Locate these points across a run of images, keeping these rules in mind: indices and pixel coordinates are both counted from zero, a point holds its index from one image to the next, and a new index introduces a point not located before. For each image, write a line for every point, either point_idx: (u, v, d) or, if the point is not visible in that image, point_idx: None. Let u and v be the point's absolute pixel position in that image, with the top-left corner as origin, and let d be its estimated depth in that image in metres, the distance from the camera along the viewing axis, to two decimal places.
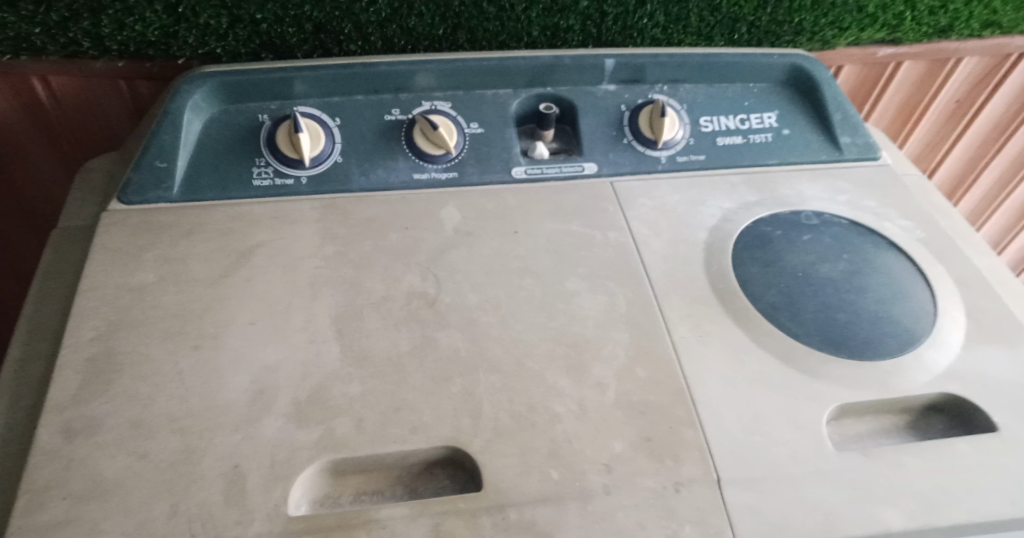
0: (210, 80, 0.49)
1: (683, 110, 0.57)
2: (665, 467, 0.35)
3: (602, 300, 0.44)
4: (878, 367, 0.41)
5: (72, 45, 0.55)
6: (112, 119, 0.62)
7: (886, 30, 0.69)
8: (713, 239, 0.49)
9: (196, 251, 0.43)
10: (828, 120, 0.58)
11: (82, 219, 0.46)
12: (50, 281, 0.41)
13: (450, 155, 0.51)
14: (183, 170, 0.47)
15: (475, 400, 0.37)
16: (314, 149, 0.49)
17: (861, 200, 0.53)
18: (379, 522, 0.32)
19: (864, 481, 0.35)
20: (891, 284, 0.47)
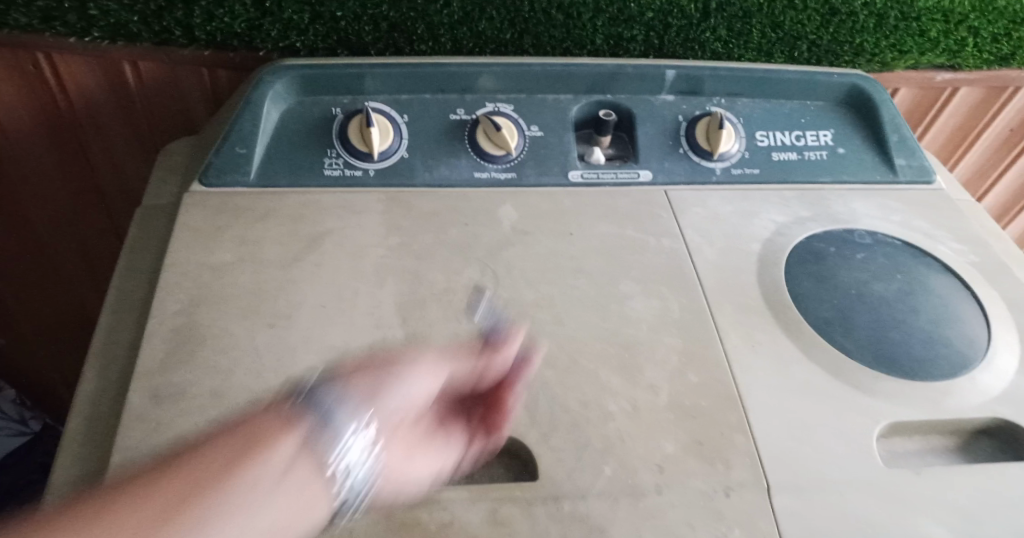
0: (290, 72, 0.52)
1: (740, 123, 0.57)
2: (715, 470, 0.35)
3: (655, 305, 0.45)
4: (931, 387, 0.41)
5: (164, 33, 0.57)
6: (191, 107, 0.65)
7: (946, 55, 0.69)
8: (766, 251, 0.49)
9: (269, 235, 0.45)
10: (885, 141, 0.58)
11: (164, 199, 0.49)
12: (138, 257, 0.44)
13: (510, 155, 0.52)
14: (259, 157, 0.50)
15: (531, 393, 0.38)
16: (383, 143, 0.50)
17: (915, 221, 0.53)
18: (439, 502, 0.33)
19: (908, 495, 0.35)
20: (945, 306, 0.47)
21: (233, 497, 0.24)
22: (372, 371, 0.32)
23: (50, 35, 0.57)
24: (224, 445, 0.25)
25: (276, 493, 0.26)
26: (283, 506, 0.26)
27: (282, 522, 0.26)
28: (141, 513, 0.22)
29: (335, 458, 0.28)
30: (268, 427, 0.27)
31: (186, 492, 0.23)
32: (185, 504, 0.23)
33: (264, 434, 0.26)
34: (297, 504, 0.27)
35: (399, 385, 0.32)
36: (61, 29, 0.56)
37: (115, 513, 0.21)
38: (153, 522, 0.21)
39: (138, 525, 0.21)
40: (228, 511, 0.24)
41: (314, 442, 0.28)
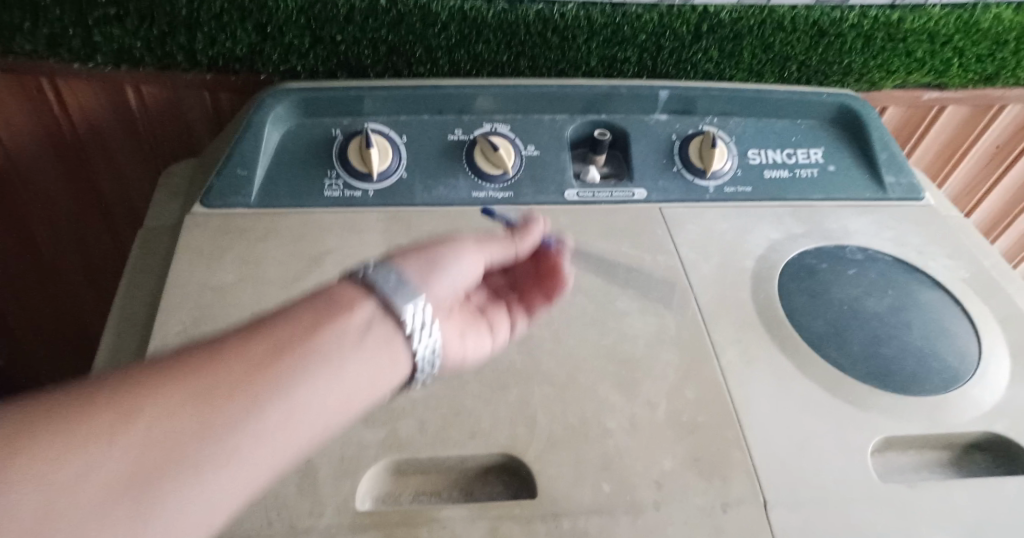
0: (291, 95, 0.53)
1: (732, 141, 0.59)
2: (713, 486, 0.36)
3: (652, 321, 0.45)
4: (924, 401, 0.42)
5: (166, 58, 0.58)
6: (193, 129, 0.66)
7: (932, 74, 0.70)
8: (760, 267, 0.50)
9: (270, 255, 0.46)
10: (874, 158, 0.60)
11: (166, 220, 0.50)
12: (140, 279, 0.45)
13: (507, 175, 0.53)
14: (260, 178, 0.50)
15: (530, 410, 0.39)
16: (382, 164, 0.51)
17: (906, 237, 0.54)
18: (440, 520, 0.33)
19: (904, 508, 0.36)
20: (936, 322, 0.47)
21: (311, 368, 0.30)
22: (429, 253, 0.40)
23: (54, 60, 0.58)
24: (311, 311, 0.32)
25: (351, 355, 0.32)
26: (358, 365, 0.32)
27: (358, 376, 0.32)
28: (241, 358, 0.29)
29: (406, 315, 0.35)
30: (347, 297, 0.34)
31: (279, 345, 0.30)
32: (276, 356, 0.30)
33: (342, 303, 0.34)
34: (371, 366, 0.33)
35: (450, 263, 0.40)
36: (65, 55, 0.57)
37: (224, 356, 0.28)
38: (249, 368, 0.29)
39: (240, 367, 0.28)
40: (310, 364, 0.30)
41: (385, 305, 0.35)
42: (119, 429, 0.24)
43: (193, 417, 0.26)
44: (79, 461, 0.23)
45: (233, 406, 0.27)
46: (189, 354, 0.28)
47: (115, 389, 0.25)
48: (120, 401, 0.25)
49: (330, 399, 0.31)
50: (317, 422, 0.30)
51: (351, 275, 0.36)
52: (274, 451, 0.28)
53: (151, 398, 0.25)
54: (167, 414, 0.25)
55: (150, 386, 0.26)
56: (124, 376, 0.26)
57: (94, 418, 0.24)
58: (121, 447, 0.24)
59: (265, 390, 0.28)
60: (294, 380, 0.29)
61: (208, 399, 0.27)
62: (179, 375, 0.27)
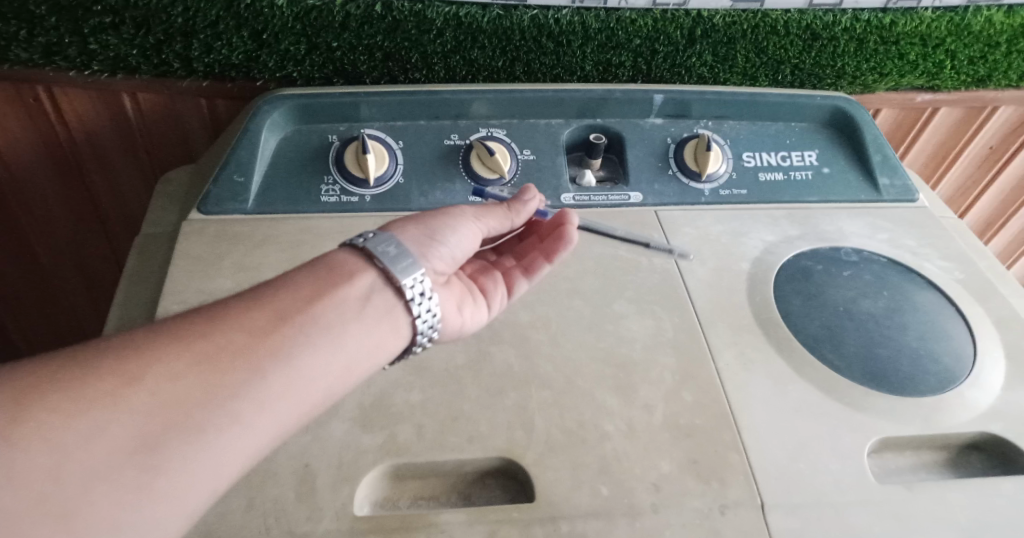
0: (288, 101, 0.53)
1: (727, 144, 0.59)
2: (711, 489, 0.36)
3: (648, 324, 0.45)
4: (920, 402, 0.42)
5: (163, 65, 0.59)
6: (190, 136, 0.66)
7: (925, 77, 0.71)
8: (756, 270, 0.50)
9: (267, 261, 0.46)
10: (868, 160, 0.60)
11: (163, 227, 0.50)
12: (137, 286, 0.45)
13: (504, 179, 0.53)
14: (257, 184, 0.50)
15: (528, 414, 0.39)
16: (379, 169, 0.52)
17: (900, 239, 0.55)
18: (438, 525, 0.33)
19: (901, 509, 0.36)
20: (931, 322, 0.48)
21: (310, 334, 0.31)
22: (428, 222, 0.41)
23: (50, 69, 0.58)
24: (312, 282, 0.34)
25: (352, 323, 0.33)
26: (357, 334, 0.33)
27: (358, 344, 0.33)
28: (243, 326, 0.30)
29: (405, 281, 0.36)
30: (347, 268, 0.36)
31: (281, 314, 0.31)
32: (277, 324, 0.31)
33: (342, 274, 0.35)
34: (370, 335, 0.34)
35: (449, 231, 0.42)
36: (61, 63, 0.57)
37: (226, 324, 0.30)
38: (249, 335, 0.30)
39: (242, 335, 0.30)
40: (309, 332, 0.32)
41: (384, 274, 0.36)
42: (126, 390, 0.26)
43: (196, 380, 0.27)
44: (89, 420, 0.24)
45: (235, 371, 0.28)
46: (194, 322, 0.30)
47: (123, 353, 0.27)
48: (127, 366, 0.26)
49: (331, 366, 0.32)
50: (317, 388, 0.31)
51: (351, 243, 0.37)
52: (276, 413, 0.29)
53: (156, 361, 0.27)
54: (171, 377, 0.27)
55: (155, 351, 0.28)
56: (132, 341, 0.28)
57: (102, 379, 0.26)
58: (128, 406, 0.25)
59: (265, 356, 0.30)
60: (293, 347, 0.31)
61: (211, 364, 0.28)
62: (183, 342, 0.28)
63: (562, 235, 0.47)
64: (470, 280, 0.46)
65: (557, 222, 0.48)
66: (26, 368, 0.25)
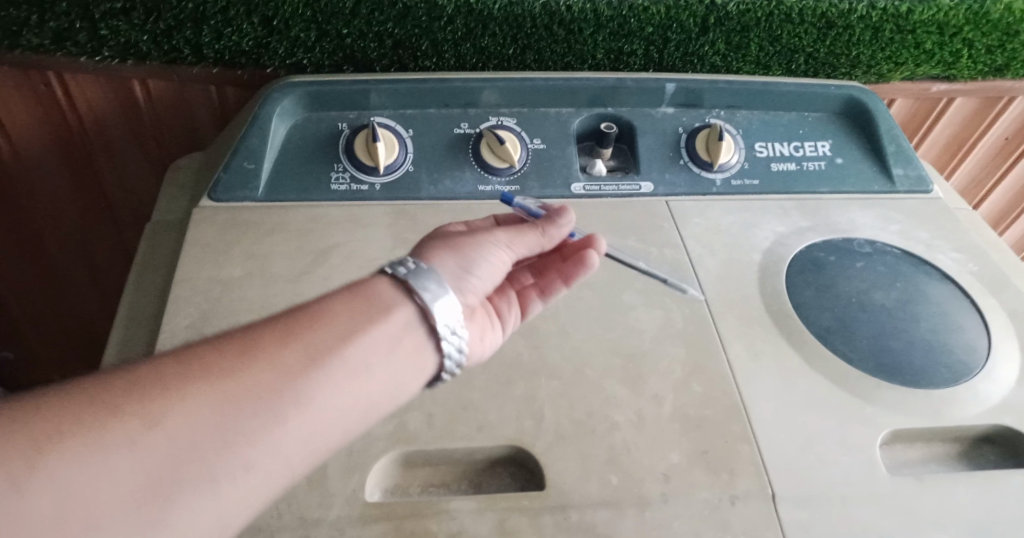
0: (298, 89, 0.53)
1: (739, 134, 0.58)
2: (720, 480, 0.36)
3: (658, 315, 0.45)
4: (931, 395, 0.42)
5: (173, 52, 0.58)
6: (198, 124, 0.66)
7: (941, 66, 0.70)
8: (767, 261, 0.50)
9: (277, 249, 0.46)
10: (882, 151, 0.59)
11: (174, 214, 0.50)
12: (148, 273, 0.45)
13: (512, 167, 0.53)
14: (267, 172, 0.50)
15: (537, 404, 0.39)
16: (388, 157, 0.51)
17: (913, 231, 0.54)
18: (448, 512, 0.33)
19: (913, 503, 0.36)
20: (944, 315, 0.47)
21: (337, 377, 0.29)
22: (460, 245, 0.38)
23: (61, 55, 0.58)
24: (347, 317, 0.31)
25: (380, 368, 0.31)
26: (383, 375, 0.31)
27: (381, 387, 0.31)
28: (273, 364, 0.27)
29: (440, 320, 0.33)
30: (383, 300, 0.33)
31: (311, 353, 0.29)
32: (308, 364, 0.28)
33: (377, 310, 0.32)
34: (396, 378, 0.32)
35: (481, 257, 0.38)
36: (71, 49, 0.57)
37: (256, 360, 0.27)
38: (278, 376, 0.27)
39: (269, 375, 0.27)
40: (338, 374, 0.29)
41: (420, 312, 0.33)
42: (145, 434, 0.23)
43: (218, 423, 0.25)
44: (103, 465, 0.22)
45: (258, 415, 0.26)
46: (221, 352, 0.27)
47: (147, 387, 0.24)
48: (151, 402, 0.24)
49: (354, 412, 0.30)
50: (335, 433, 0.29)
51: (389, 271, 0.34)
52: (291, 461, 0.27)
53: (180, 401, 0.24)
54: (193, 421, 0.24)
55: (179, 387, 0.25)
56: (157, 371, 0.25)
57: (121, 419, 0.23)
58: (145, 452, 0.23)
59: (291, 400, 0.27)
60: (320, 390, 0.28)
61: (235, 406, 0.26)
62: (209, 379, 0.26)
63: (580, 257, 0.42)
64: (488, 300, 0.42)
65: (582, 245, 0.43)
66: (40, 390, 0.23)
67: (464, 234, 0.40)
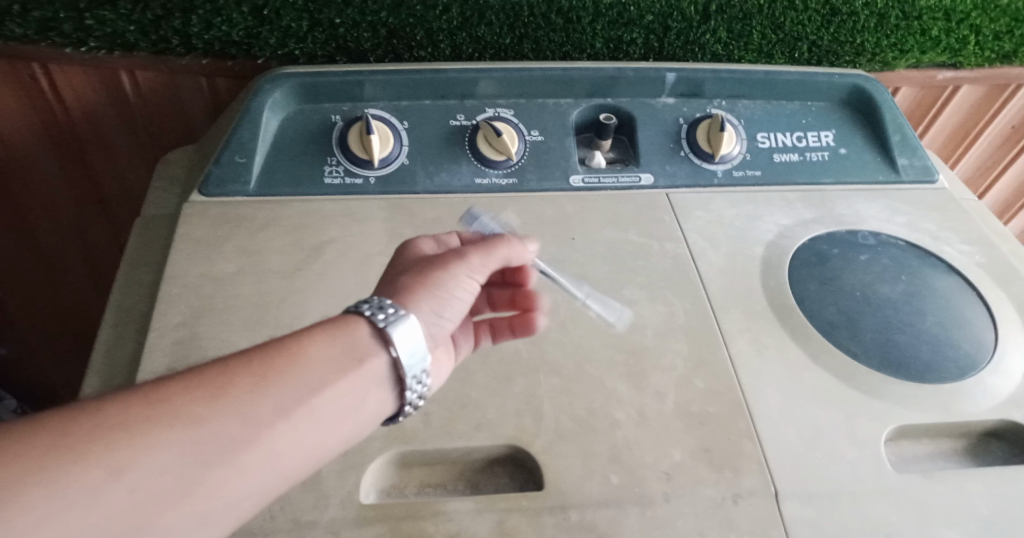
0: (290, 80, 0.52)
1: (741, 125, 0.57)
2: (724, 477, 0.35)
3: (660, 309, 0.44)
4: (939, 390, 0.41)
5: (161, 42, 0.57)
6: (190, 117, 0.65)
7: (947, 53, 0.68)
8: (771, 254, 0.49)
9: (271, 245, 0.45)
10: (887, 141, 0.58)
11: (164, 209, 0.49)
12: (138, 269, 0.44)
13: (508, 160, 0.52)
14: (259, 166, 0.49)
15: (537, 401, 0.38)
16: (383, 150, 0.50)
17: (918, 222, 0.53)
18: (447, 514, 0.33)
19: (923, 501, 0.35)
20: (952, 308, 0.46)
21: (304, 428, 0.28)
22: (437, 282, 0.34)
23: (45, 45, 0.57)
24: (326, 361, 0.29)
25: (349, 418, 0.30)
26: (351, 422, 0.30)
27: (347, 434, 0.30)
28: (244, 410, 0.26)
29: (409, 373, 0.32)
30: (362, 348, 0.31)
31: (282, 401, 0.27)
32: (277, 416, 0.27)
33: (353, 358, 0.30)
34: (362, 424, 0.31)
35: (457, 294, 0.36)
36: (56, 39, 0.56)
37: (228, 405, 0.26)
38: (245, 426, 0.26)
39: (238, 424, 0.26)
40: (306, 426, 0.28)
41: (393, 365, 0.31)
42: (106, 486, 0.22)
43: (179, 477, 0.24)
44: (60, 521, 0.21)
45: (220, 469, 0.25)
46: (192, 394, 0.25)
47: (111, 431, 0.23)
48: (116, 450, 0.22)
49: (316, 459, 0.29)
50: (296, 477, 0.28)
51: (370, 320, 0.31)
52: (246, 508, 0.26)
53: (146, 450, 0.23)
54: (156, 472, 0.23)
55: (145, 429, 0.23)
56: (125, 410, 0.24)
57: (84, 468, 0.21)
58: (104, 507, 0.22)
59: (254, 453, 0.26)
60: (284, 442, 0.27)
61: (201, 455, 0.24)
62: (177, 424, 0.24)
63: (528, 317, 0.42)
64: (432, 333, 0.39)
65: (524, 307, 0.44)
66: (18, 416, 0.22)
67: (435, 258, 0.36)
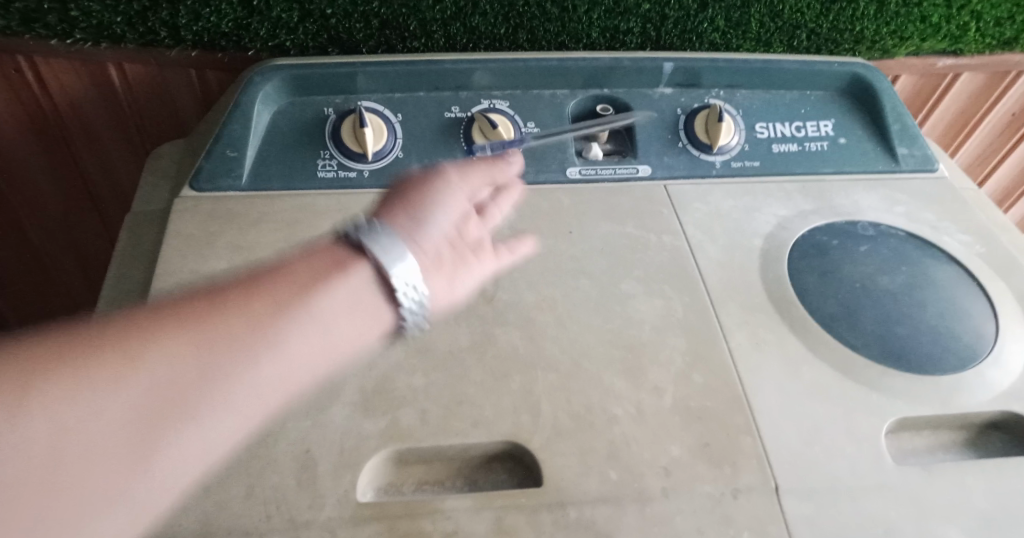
0: (281, 72, 0.51)
1: (739, 115, 0.57)
2: (722, 473, 0.35)
3: (657, 304, 0.44)
4: (938, 382, 0.41)
5: (149, 34, 0.56)
6: (179, 110, 0.64)
7: (947, 40, 0.68)
8: (769, 246, 0.49)
9: (263, 242, 0.44)
10: (886, 130, 0.58)
11: (154, 205, 0.48)
12: (128, 266, 0.43)
13: (507, 140, 0.51)
14: (251, 160, 0.49)
15: (534, 398, 0.38)
16: (377, 143, 0.50)
17: (918, 212, 0.53)
18: (444, 512, 0.32)
19: (921, 495, 0.35)
20: (952, 299, 0.46)
21: (308, 327, 0.28)
22: (419, 193, 0.38)
23: (30, 37, 0.55)
24: (311, 270, 0.30)
25: (348, 319, 0.30)
26: (349, 327, 0.30)
27: (349, 338, 0.31)
28: (242, 312, 0.27)
29: (398, 278, 0.32)
30: (346, 258, 0.32)
31: (281, 303, 0.28)
32: (278, 315, 0.28)
33: (340, 265, 0.31)
34: (364, 329, 0.31)
35: (447, 204, 0.39)
36: (41, 31, 0.55)
37: (218, 321, 0.26)
38: (248, 326, 0.27)
39: (242, 322, 0.26)
40: (308, 325, 0.28)
41: (378, 271, 0.32)
42: (122, 375, 0.22)
43: (193, 368, 0.24)
44: (83, 401, 0.21)
45: (232, 361, 0.25)
46: (189, 304, 0.26)
47: (119, 332, 0.24)
48: (125, 345, 0.23)
49: (325, 360, 0.29)
50: (307, 381, 0.29)
51: (348, 236, 0.33)
52: (269, 404, 0.27)
53: (154, 344, 0.24)
54: (168, 362, 0.24)
55: (136, 345, 0.23)
56: (130, 317, 0.24)
57: (81, 379, 0.22)
58: (124, 391, 0.22)
59: (263, 349, 0.27)
60: (292, 340, 0.28)
61: (200, 363, 0.24)
62: (181, 323, 0.25)
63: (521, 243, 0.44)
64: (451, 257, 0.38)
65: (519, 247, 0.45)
66: None
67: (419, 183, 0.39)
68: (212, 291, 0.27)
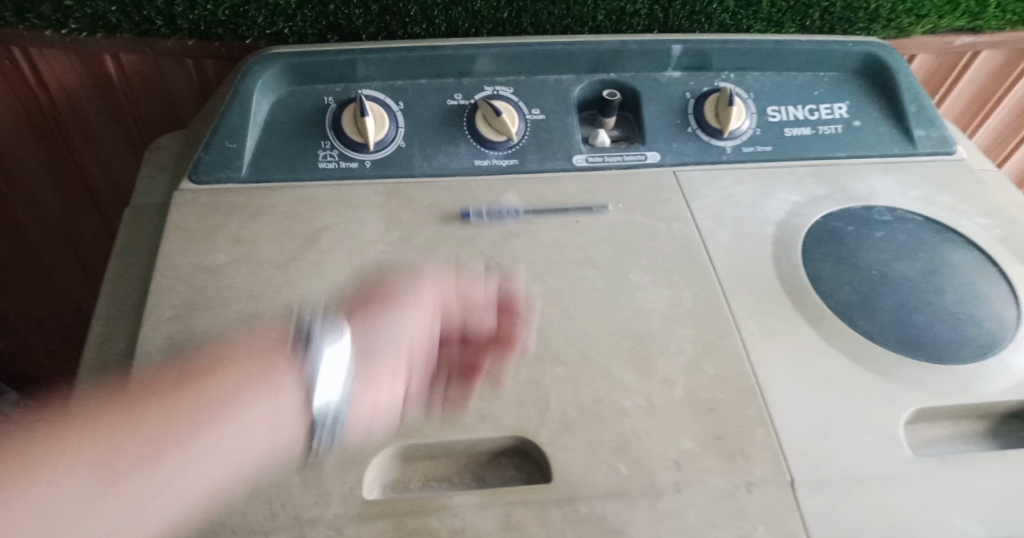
0: (279, 61, 0.50)
1: (750, 98, 0.55)
2: (735, 466, 0.34)
3: (667, 293, 0.43)
4: (957, 371, 0.40)
5: (144, 23, 0.55)
6: (178, 101, 0.63)
7: (966, 17, 0.66)
8: (782, 233, 0.47)
9: (263, 235, 0.43)
10: (902, 112, 0.56)
11: (153, 198, 0.47)
12: (127, 261, 0.43)
13: (501, 212, 0.47)
14: (250, 151, 0.48)
15: (541, 391, 0.37)
16: (378, 132, 0.48)
17: (935, 195, 0.51)
18: (450, 509, 0.32)
19: (940, 487, 0.34)
20: (971, 285, 0.45)
21: (223, 426, 0.31)
22: (376, 304, 0.37)
23: (24, 28, 0.55)
24: (236, 373, 0.33)
25: (272, 413, 0.33)
26: (272, 425, 0.32)
27: (276, 436, 0.33)
28: (160, 416, 0.30)
29: (319, 380, 0.34)
30: (274, 356, 0.34)
31: (197, 403, 0.31)
32: (194, 413, 0.31)
33: (265, 363, 0.34)
34: (295, 425, 0.33)
35: (395, 325, 0.37)
36: (35, 22, 0.54)
37: (129, 423, 0.30)
38: (160, 422, 0.30)
39: (153, 419, 0.30)
40: (223, 421, 0.31)
41: (300, 379, 0.34)
42: (34, 485, 0.27)
43: (94, 476, 0.28)
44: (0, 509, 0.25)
45: (138, 468, 0.28)
46: (110, 413, 0.30)
47: (45, 436, 0.29)
48: (39, 444, 0.28)
49: (250, 457, 0.31)
50: (231, 482, 0.31)
51: (287, 339, 0.36)
52: (183, 502, 0.29)
53: (66, 450, 0.28)
54: (74, 470, 0.28)
55: (56, 454, 0.28)
56: (59, 422, 0.29)
57: (29, 455, 0.27)
58: (38, 501, 0.26)
59: (174, 450, 0.30)
60: (206, 440, 0.30)
61: (103, 472, 0.28)
62: (96, 432, 0.29)
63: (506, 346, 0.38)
64: (392, 365, 0.36)
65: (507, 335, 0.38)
66: None
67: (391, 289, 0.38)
68: (134, 399, 0.31)
